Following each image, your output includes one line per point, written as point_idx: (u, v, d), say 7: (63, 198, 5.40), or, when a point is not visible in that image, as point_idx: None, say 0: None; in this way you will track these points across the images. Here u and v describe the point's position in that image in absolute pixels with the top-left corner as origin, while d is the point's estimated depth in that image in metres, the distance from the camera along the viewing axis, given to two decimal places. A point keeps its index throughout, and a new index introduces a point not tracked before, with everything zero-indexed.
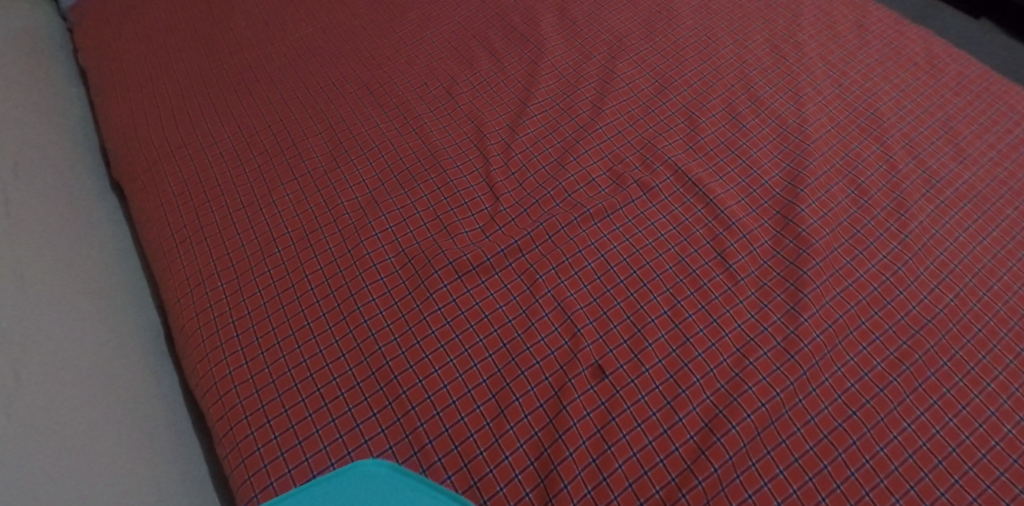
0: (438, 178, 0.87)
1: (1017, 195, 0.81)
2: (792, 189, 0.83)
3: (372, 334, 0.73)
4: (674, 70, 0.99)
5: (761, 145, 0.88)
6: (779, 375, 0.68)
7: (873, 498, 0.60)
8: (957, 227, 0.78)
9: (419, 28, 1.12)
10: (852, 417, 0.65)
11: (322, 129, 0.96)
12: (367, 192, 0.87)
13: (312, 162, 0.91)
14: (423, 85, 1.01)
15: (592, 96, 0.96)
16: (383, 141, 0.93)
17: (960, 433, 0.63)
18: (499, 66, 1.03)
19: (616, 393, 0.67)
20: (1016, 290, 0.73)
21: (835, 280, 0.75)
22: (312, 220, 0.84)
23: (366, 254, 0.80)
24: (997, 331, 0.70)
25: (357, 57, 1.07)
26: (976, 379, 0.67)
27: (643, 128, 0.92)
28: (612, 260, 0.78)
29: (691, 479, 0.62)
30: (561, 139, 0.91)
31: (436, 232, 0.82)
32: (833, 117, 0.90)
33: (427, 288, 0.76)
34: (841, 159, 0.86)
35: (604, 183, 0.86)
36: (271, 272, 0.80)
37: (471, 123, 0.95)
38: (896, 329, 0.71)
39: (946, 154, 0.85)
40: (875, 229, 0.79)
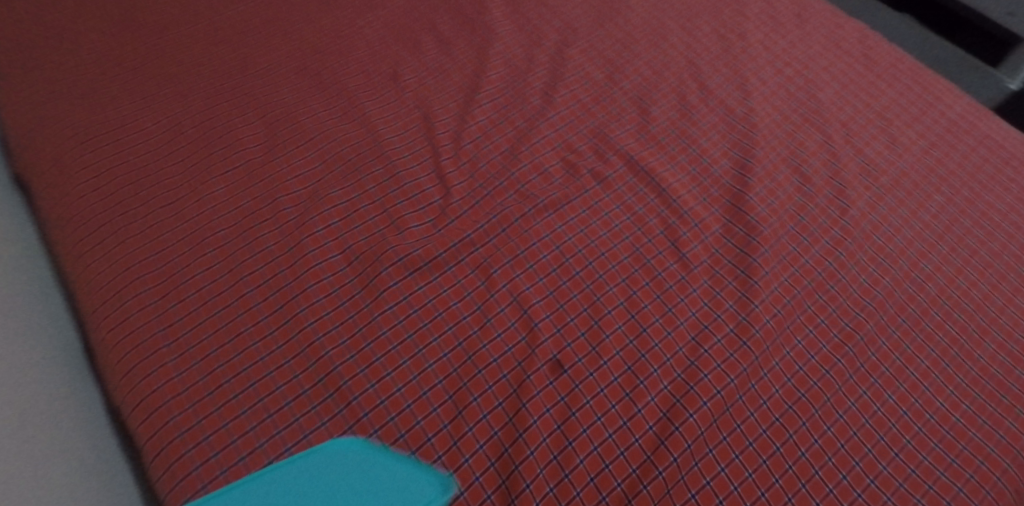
0: (385, 169, 0.83)
1: (945, 181, 0.85)
2: (741, 177, 0.84)
3: (318, 337, 0.68)
4: (624, 58, 0.98)
5: (711, 134, 0.89)
6: (733, 362, 0.69)
7: (822, 476, 0.62)
8: (893, 212, 0.82)
9: (360, 10, 1.06)
10: (801, 399, 0.67)
11: (256, 118, 0.89)
12: (309, 185, 0.82)
13: (247, 154, 0.85)
14: (366, 71, 0.97)
15: (543, 84, 0.95)
16: (323, 131, 0.88)
17: (899, 409, 0.66)
18: (447, 52, 0.99)
19: (575, 388, 0.66)
20: (945, 271, 0.77)
21: (783, 266, 0.76)
22: (248, 216, 0.79)
23: (310, 252, 0.75)
24: (929, 310, 0.73)
25: (294, 41, 1.01)
26: (912, 356, 0.70)
27: (594, 116, 0.91)
28: (568, 252, 0.77)
29: (652, 469, 0.61)
30: (512, 128, 0.89)
31: (384, 226, 0.78)
32: (777, 106, 0.92)
33: (377, 286, 0.72)
34: (786, 148, 0.88)
35: (558, 173, 0.85)
36: (203, 274, 0.73)
37: (418, 111, 0.91)
38: (839, 312, 0.73)
39: (881, 142, 0.89)
40: (819, 216, 0.81)
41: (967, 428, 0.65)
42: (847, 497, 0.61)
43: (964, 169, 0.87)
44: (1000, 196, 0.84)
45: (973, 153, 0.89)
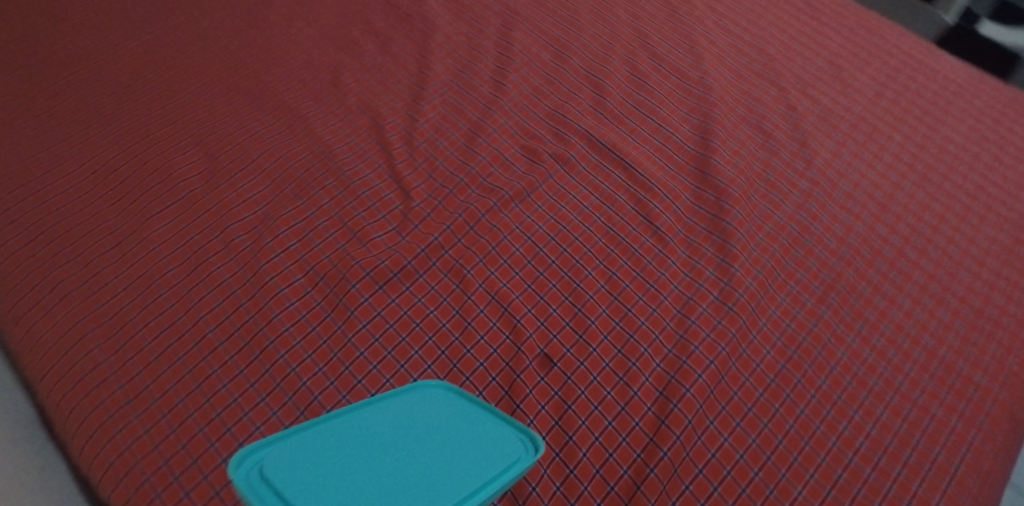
0: (338, 180, 0.79)
1: (900, 121, 0.86)
2: (704, 141, 0.82)
3: (291, 368, 0.64)
4: (571, 35, 0.95)
5: (668, 102, 0.87)
6: (722, 329, 0.67)
7: (824, 430, 0.61)
8: (856, 157, 0.82)
9: (289, 17, 1.01)
10: (793, 357, 0.66)
11: (193, 145, 0.84)
12: (259, 209, 0.77)
13: (187, 184, 0.80)
14: (304, 80, 0.92)
15: (491, 71, 0.91)
16: (266, 149, 0.83)
17: (888, 352, 0.67)
18: (386, 50, 0.95)
19: (568, 380, 0.64)
20: (913, 210, 0.77)
21: (758, 226, 0.76)
22: (197, 250, 0.74)
23: (270, 279, 0.71)
24: (903, 251, 0.74)
25: (222, 58, 0.95)
26: (894, 298, 0.70)
27: (548, 98, 0.88)
28: (540, 241, 0.75)
29: (657, 451, 0.60)
30: (466, 121, 0.86)
31: (346, 241, 0.74)
32: (730, 66, 0.91)
33: (347, 305, 0.68)
34: (744, 107, 0.87)
35: (519, 161, 0.82)
36: (157, 319, 0.68)
37: (365, 115, 0.87)
38: (818, 265, 0.73)
39: (835, 90, 0.89)
40: (785, 171, 0.80)
41: (955, 361, 0.66)
42: (851, 447, 0.60)
43: (917, 107, 0.88)
44: (954, 129, 0.85)
45: (924, 89, 0.90)
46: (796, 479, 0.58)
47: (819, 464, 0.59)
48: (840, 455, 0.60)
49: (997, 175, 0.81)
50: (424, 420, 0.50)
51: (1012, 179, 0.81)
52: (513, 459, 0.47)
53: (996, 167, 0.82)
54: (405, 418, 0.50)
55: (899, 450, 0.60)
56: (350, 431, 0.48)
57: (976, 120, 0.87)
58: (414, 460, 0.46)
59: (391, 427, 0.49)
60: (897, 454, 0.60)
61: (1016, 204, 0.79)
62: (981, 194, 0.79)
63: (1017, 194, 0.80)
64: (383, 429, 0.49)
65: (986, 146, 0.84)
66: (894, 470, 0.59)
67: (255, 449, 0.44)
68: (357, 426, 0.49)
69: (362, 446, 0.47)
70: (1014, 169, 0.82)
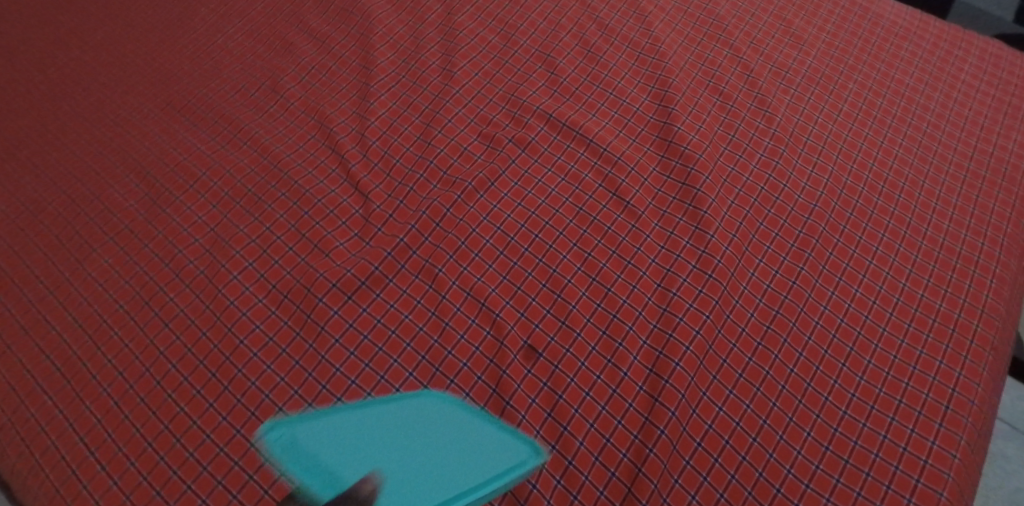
0: (290, 191, 0.75)
1: (853, 69, 0.86)
2: (664, 109, 0.81)
3: (264, 395, 0.61)
4: (516, 14, 0.92)
5: (623, 73, 0.85)
6: (704, 297, 0.66)
7: (815, 387, 0.61)
8: (814, 110, 0.81)
9: (217, 23, 0.95)
10: (777, 317, 0.66)
11: (128, 171, 0.79)
12: (209, 230, 0.73)
13: (128, 214, 0.75)
14: (241, 89, 0.86)
15: (439, 60, 0.88)
16: (209, 166, 0.78)
17: (868, 300, 0.67)
18: (325, 47, 0.90)
19: (556, 370, 0.62)
20: (875, 156, 0.78)
21: (727, 190, 0.75)
22: (148, 282, 0.69)
23: (231, 304, 0.67)
24: (871, 198, 0.74)
25: (150, 74, 0.89)
26: (867, 246, 0.71)
27: (501, 82, 0.85)
28: (511, 230, 0.72)
29: (654, 430, 0.58)
30: (419, 114, 0.82)
31: (306, 253, 0.70)
32: (680, 30, 0.90)
33: (316, 321, 0.65)
34: (699, 70, 0.85)
35: (478, 150, 0.79)
36: (114, 362, 0.64)
37: (312, 119, 0.82)
38: (790, 221, 0.73)
39: (787, 44, 0.88)
40: (748, 131, 0.80)
41: (933, 301, 0.67)
42: (843, 401, 0.60)
43: (868, 53, 0.88)
44: (905, 72, 0.86)
45: (872, 35, 0.90)
46: (794, 439, 0.58)
47: (814, 421, 0.59)
48: (834, 410, 0.60)
49: (952, 113, 0.82)
50: (425, 422, 0.54)
51: (966, 115, 0.82)
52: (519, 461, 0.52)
53: (950, 105, 0.83)
54: (408, 420, 0.54)
55: (891, 397, 0.60)
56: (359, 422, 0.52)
57: (926, 60, 0.88)
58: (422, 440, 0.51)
59: (396, 423, 0.53)
60: (889, 401, 0.60)
61: (972, 140, 0.80)
62: (938, 133, 0.80)
63: (973, 130, 0.81)
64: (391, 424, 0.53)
65: (938, 86, 0.85)
66: (887, 417, 0.59)
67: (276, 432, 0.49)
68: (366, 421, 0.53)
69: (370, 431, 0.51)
70: (967, 105, 0.83)
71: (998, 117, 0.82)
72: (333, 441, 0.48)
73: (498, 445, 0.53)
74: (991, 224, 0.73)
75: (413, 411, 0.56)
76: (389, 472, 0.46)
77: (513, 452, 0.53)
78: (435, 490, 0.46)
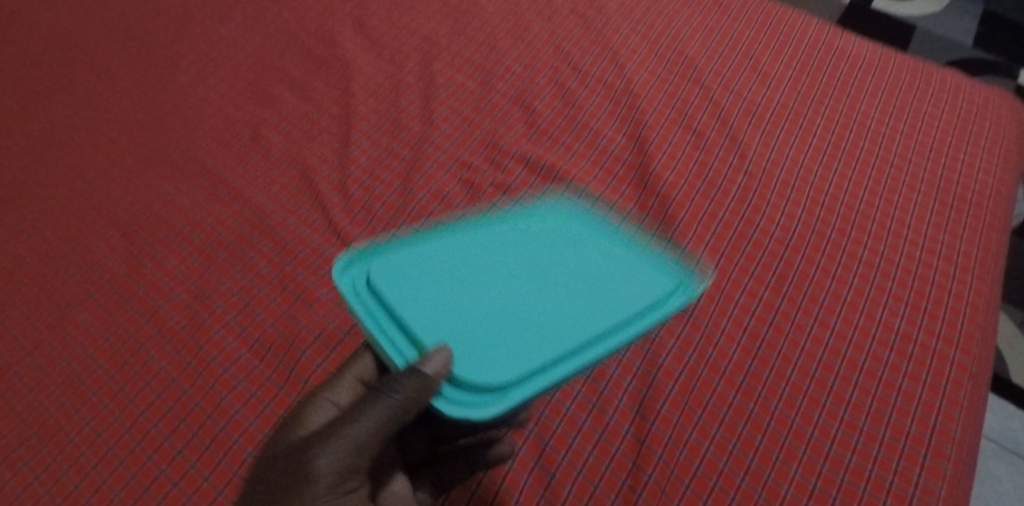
0: (273, 242, 0.75)
1: (820, 104, 0.89)
2: (640, 149, 0.83)
3: (247, 454, 0.60)
4: (493, 60, 0.94)
5: (599, 115, 0.87)
6: (687, 337, 0.68)
7: (801, 422, 0.61)
8: (785, 145, 0.84)
9: (198, 74, 0.96)
10: (759, 353, 0.66)
11: (108, 226, 0.79)
12: (191, 283, 0.73)
13: (108, 270, 0.75)
14: (223, 140, 0.87)
15: (418, 106, 0.89)
16: (190, 219, 0.78)
17: (847, 332, 0.68)
18: (305, 97, 0.91)
19: (542, 415, 0.63)
20: (846, 188, 0.80)
21: (704, 227, 0.76)
22: (128, 339, 0.69)
23: (213, 360, 0.66)
24: (844, 230, 0.76)
25: (130, 126, 0.90)
26: (843, 277, 0.72)
27: (480, 127, 0.87)
28: None
29: (641, 475, 0.58)
30: (399, 161, 0.83)
31: (289, 305, 0.70)
32: (653, 71, 0.92)
33: (300, 376, 0.64)
34: (672, 109, 0.88)
35: (459, 194, 0.80)
36: (92, 423, 0.63)
37: (293, 168, 0.83)
38: (768, 256, 0.74)
39: (755, 82, 0.91)
40: (721, 168, 0.82)
41: (910, 331, 0.68)
42: (828, 436, 0.60)
43: (833, 88, 0.91)
44: (870, 105, 0.89)
45: (836, 70, 0.93)
46: (782, 477, 0.58)
47: (801, 458, 0.59)
48: (820, 445, 0.60)
49: (917, 143, 0.85)
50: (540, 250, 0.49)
51: (930, 145, 0.85)
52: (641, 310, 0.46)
53: (914, 135, 0.86)
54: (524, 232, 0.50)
55: (874, 430, 0.61)
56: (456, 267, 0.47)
57: (890, 93, 0.91)
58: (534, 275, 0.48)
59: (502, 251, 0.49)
60: (873, 435, 0.60)
61: (938, 169, 0.82)
62: (905, 164, 0.83)
63: (938, 159, 0.83)
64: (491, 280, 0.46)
65: (902, 117, 0.88)
66: (873, 451, 0.59)
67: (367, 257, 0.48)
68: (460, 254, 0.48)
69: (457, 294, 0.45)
70: (931, 135, 0.86)
71: (961, 146, 0.85)
72: (432, 272, 0.46)
73: (622, 287, 0.47)
74: (961, 251, 0.75)
75: (532, 237, 0.51)
76: (481, 327, 0.44)
77: (642, 291, 0.47)
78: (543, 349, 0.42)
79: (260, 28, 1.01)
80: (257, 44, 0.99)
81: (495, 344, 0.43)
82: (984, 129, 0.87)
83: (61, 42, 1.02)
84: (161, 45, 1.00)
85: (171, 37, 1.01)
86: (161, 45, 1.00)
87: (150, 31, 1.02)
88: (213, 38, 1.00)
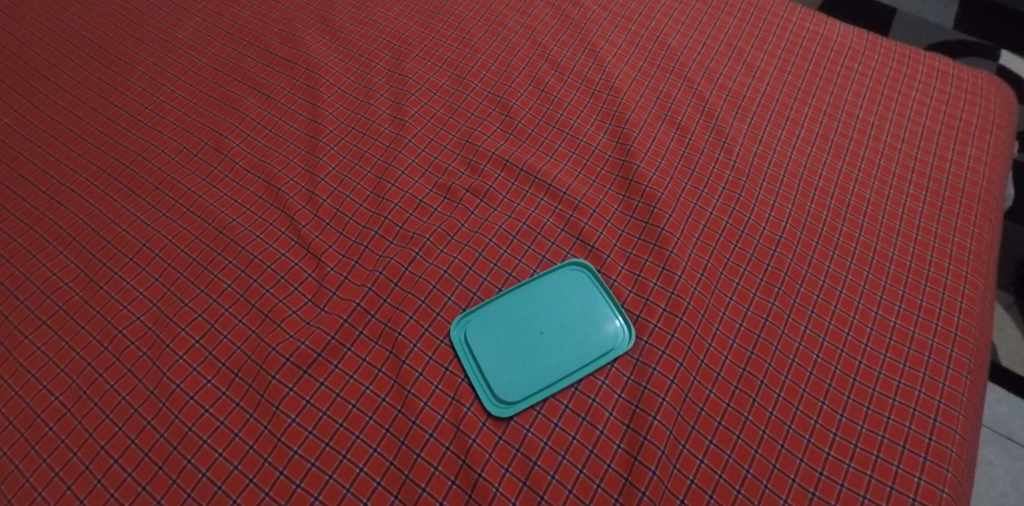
0: (238, 257, 0.73)
1: (807, 93, 0.86)
2: (622, 147, 0.80)
3: (217, 486, 0.59)
4: (466, 56, 0.90)
5: (579, 111, 0.84)
6: (677, 343, 0.65)
7: (797, 429, 0.61)
8: (772, 138, 0.81)
9: (156, 81, 0.90)
10: (752, 358, 0.65)
11: (60, 247, 0.75)
12: (151, 306, 0.70)
13: (62, 294, 0.72)
14: (182, 150, 0.83)
15: (389, 108, 0.85)
16: (149, 236, 0.75)
17: (842, 332, 0.67)
18: (270, 101, 0.86)
19: (528, 433, 0.61)
20: (837, 182, 0.78)
21: (692, 226, 0.74)
22: (85, 368, 0.66)
23: (177, 387, 0.64)
24: (835, 225, 0.74)
25: (81, 138, 0.85)
26: (836, 275, 0.71)
27: (455, 128, 0.83)
28: (473, 284, 0.70)
29: (635, 492, 0.57)
30: (371, 166, 0.80)
31: (257, 325, 0.68)
32: (633, 64, 0.89)
33: (271, 401, 0.63)
34: (655, 103, 0.84)
35: (435, 201, 0.76)
36: (48, 460, 0.61)
37: (259, 179, 0.79)
38: (758, 256, 0.72)
39: (739, 73, 0.88)
40: (708, 164, 0.79)
41: (906, 328, 0.67)
42: (826, 441, 0.60)
43: (820, 76, 0.88)
44: (858, 92, 0.86)
45: (822, 58, 0.90)
46: (779, 488, 0.58)
47: (799, 466, 0.59)
48: (818, 452, 0.60)
49: (907, 131, 0.83)
50: (558, 299, 0.68)
51: (920, 133, 0.83)
52: (617, 346, 0.65)
53: (903, 123, 0.84)
54: (543, 284, 0.69)
55: (873, 433, 0.60)
56: (499, 310, 0.67)
57: (877, 79, 0.88)
58: (549, 317, 0.67)
59: (528, 298, 0.68)
60: (872, 438, 0.60)
61: (929, 158, 0.80)
62: (895, 153, 0.81)
63: (928, 147, 0.81)
64: (519, 321, 0.67)
65: (890, 105, 0.85)
66: (873, 455, 0.59)
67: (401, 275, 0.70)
68: (502, 299, 0.68)
69: (496, 331, 0.66)
70: (920, 123, 0.83)
71: (951, 133, 0.83)
72: (483, 315, 0.67)
73: (605, 332, 0.66)
74: (955, 243, 0.73)
75: (551, 287, 0.69)
76: (506, 355, 0.65)
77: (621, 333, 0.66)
78: (545, 372, 0.64)
79: (220, 31, 0.96)
80: (217, 48, 0.94)
81: (515, 372, 0.64)
82: (975, 115, 0.85)
83: (8, 51, 0.96)
84: (114, 51, 0.94)
85: (125, 43, 0.95)
86: (115, 52, 0.94)
87: (102, 37, 0.96)
88: (171, 42, 0.95)
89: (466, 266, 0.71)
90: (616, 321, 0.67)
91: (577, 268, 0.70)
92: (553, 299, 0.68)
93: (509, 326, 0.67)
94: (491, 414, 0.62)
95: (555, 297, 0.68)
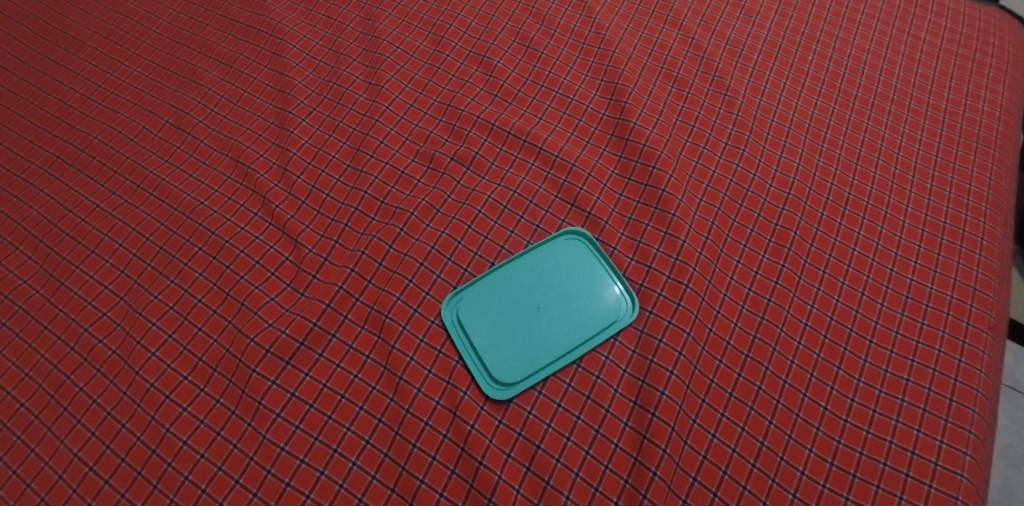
0: (208, 243, 0.67)
1: (810, 39, 0.80)
2: (616, 104, 0.74)
3: (201, 489, 0.55)
4: (444, 14, 0.84)
5: (568, 68, 0.78)
6: (683, 312, 0.61)
7: (812, 397, 0.57)
8: (776, 88, 0.76)
9: (107, 56, 0.83)
10: (763, 324, 0.61)
11: (16, 242, 0.70)
12: (118, 300, 0.65)
13: (21, 293, 0.67)
14: (141, 130, 0.77)
15: (363, 74, 0.79)
16: (111, 226, 0.70)
17: (856, 292, 0.63)
18: (233, 72, 0.80)
19: (530, 416, 0.57)
20: (845, 131, 0.73)
21: (694, 186, 0.69)
22: (51, 371, 0.62)
23: (151, 387, 0.60)
24: (845, 179, 0.70)
25: (30, 122, 0.78)
26: (849, 232, 0.66)
27: (435, 92, 0.77)
28: (463, 260, 0.65)
29: (645, 473, 0.54)
30: (348, 137, 0.74)
31: (234, 315, 0.63)
32: (625, 14, 0.83)
33: (253, 396, 0.59)
34: (649, 56, 0.79)
35: (418, 172, 0.71)
36: (19, 472, 0.57)
37: (226, 157, 0.74)
38: (765, 215, 0.67)
39: (739, 19, 0.82)
40: (708, 119, 0.74)
41: (923, 285, 0.63)
42: (843, 408, 0.57)
43: (824, 20, 0.82)
44: (865, 36, 0.81)
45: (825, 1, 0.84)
46: (796, 459, 0.55)
47: (815, 435, 0.56)
48: (836, 420, 0.56)
49: (917, 76, 0.78)
50: (557, 273, 0.64)
51: (932, 78, 0.77)
52: (615, 319, 0.61)
53: (914, 67, 0.78)
54: (543, 257, 0.65)
55: (892, 397, 0.57)
56: (498, 288, 0.63)
57: (884, 20, 0.82)
58: (548, 291, 0.63)
59: (527, 274, 0.64)
60: (892, 402, 0.57)
61: (941, 103, 0.75)
62: (906, 100, 0.76)
63: (939, 92, 0.76)
64: (519, 299, 0.63)
65: (899, 48, 0.80)
66: (892, 420, 0.56)
67: (388, 257, 0.65)
68: (501, 277, 0.64)
69: (496, 312, 0.62)
70: (931, 67, 0.78)
71: (964, 76, 0.78)
72: (481, 294, 0.63)
73: (606, 304, 0.62)
74: (971, 192, 0.69)
75: (549, 260, 0.65)
76: (507, 334, 0.61)
77: (620, 306, 0.62)
78: (546, 349, 0.60)
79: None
80: (173, 17, 0.87)
81: (514, 352, 0.60)
82: (987, 56, 0.80)
83: None
84: (60, 25, 0.87)
85: (71, 16, 0.88)
86: (60, 26, 0.87)
87: (46, 10, 0.89)
88: (121, 13, 0.87)
89: (457, 243, 0.66)
90: (616, 291, 0.62)
91: (575, 238, 0.66)
92: (552, 272, 0.64)
93: (509, 303, 0.62)
94: (488, 397, 0.58)
95: (553, 271, 0.64)
